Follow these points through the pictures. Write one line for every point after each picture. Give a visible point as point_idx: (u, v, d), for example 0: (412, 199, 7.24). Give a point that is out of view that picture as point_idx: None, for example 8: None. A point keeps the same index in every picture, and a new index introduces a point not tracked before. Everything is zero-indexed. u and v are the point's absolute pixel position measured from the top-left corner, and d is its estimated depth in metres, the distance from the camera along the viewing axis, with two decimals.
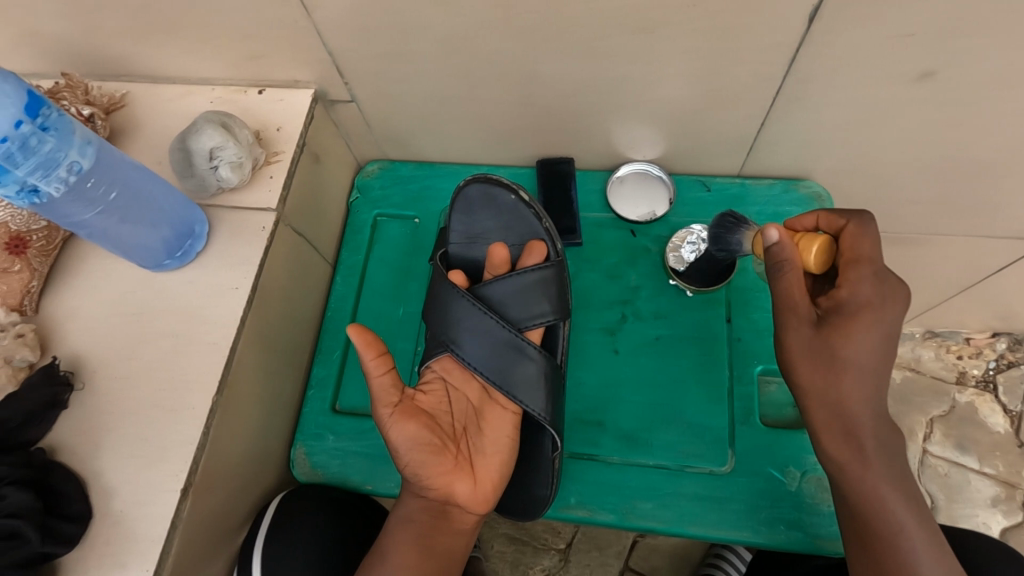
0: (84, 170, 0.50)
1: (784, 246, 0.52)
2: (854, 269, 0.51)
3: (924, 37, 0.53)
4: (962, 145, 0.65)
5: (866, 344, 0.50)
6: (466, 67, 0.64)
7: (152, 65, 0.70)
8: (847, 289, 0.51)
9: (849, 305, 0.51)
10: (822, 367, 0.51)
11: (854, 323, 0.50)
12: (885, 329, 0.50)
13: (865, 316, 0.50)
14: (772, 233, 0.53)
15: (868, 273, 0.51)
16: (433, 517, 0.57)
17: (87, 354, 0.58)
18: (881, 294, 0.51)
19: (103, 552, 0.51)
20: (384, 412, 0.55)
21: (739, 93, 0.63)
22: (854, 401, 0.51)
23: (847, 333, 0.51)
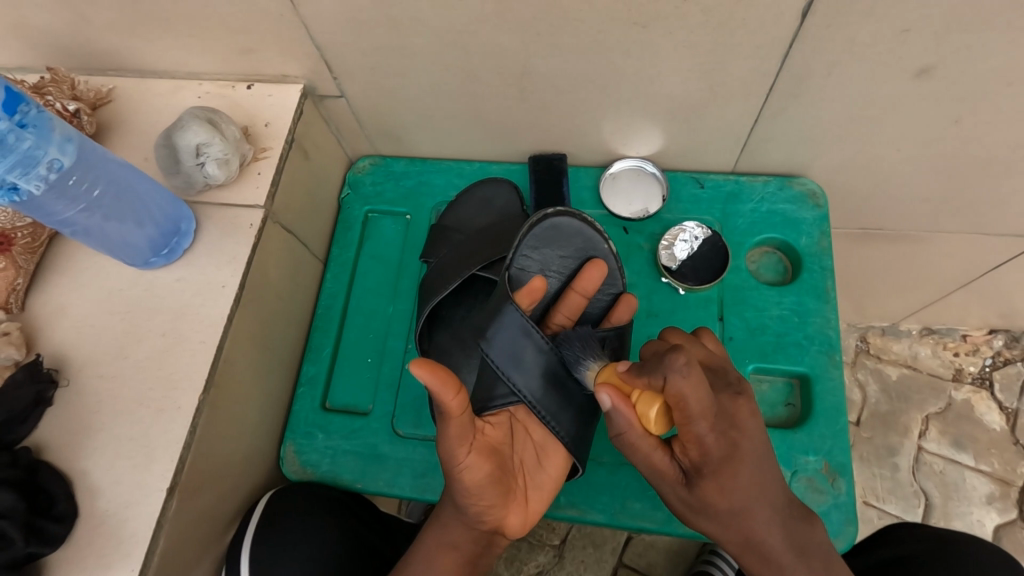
0: (64, 168, 0.49)
1: (619, 413, 0.49)
2: (693, 426, 0.45)
3: (921, 34, 0.52)
4: (957, 142, 0.64)
5: (725, 486, 0.48)
6: (457, 62, 0.63)
7: (140, 59, 0.70)
8: (701, 446, 0.47)
9: (706, 455, 0.48)
10: (711, 519, 0.51)
11: (719, 463, 0.48)
12: (711, 460, 0.48)
13: (729, 456, 0.48)
14: (603, 399, 0.49)
15: (708, 430, 0.45)
16: (476, 549, 0.55)
17: (74, 352, 0.58)
18: (729, 437, 0.47)
19: (90, 552, 0.51)
20: (460, 454, 0.50)
21: (733, 89, 0.63)
22: (716, 501, 0.49)
23: (716, 486, 0.49)
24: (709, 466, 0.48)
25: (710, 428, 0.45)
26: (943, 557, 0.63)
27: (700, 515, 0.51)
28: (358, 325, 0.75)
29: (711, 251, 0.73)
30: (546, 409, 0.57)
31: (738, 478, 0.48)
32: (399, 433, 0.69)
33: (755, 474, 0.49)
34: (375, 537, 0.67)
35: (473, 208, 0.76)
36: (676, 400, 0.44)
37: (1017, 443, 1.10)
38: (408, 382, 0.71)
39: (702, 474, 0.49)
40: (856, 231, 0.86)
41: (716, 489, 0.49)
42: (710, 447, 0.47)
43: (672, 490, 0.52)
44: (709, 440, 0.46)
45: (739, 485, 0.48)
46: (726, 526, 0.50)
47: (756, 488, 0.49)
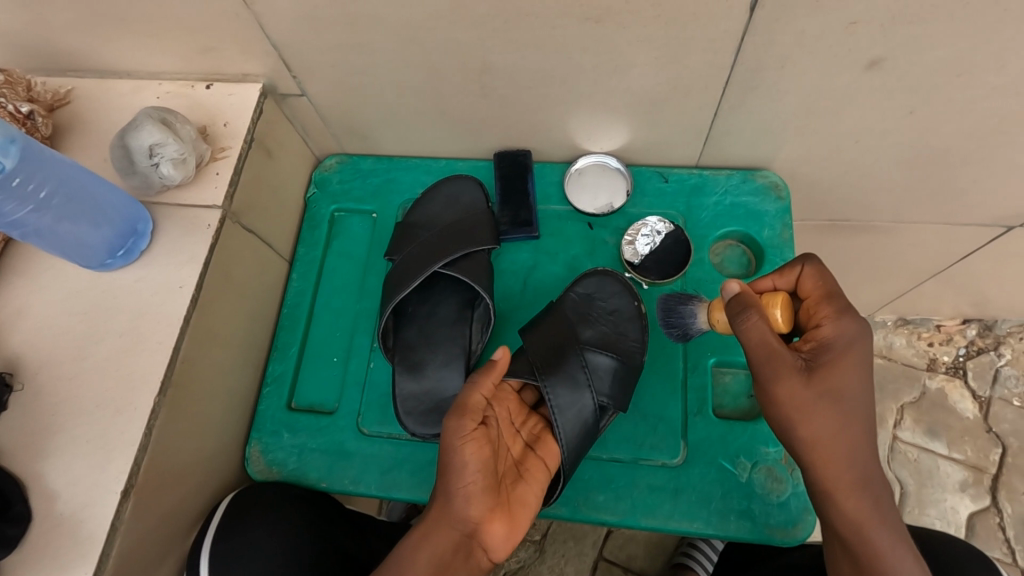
0: (8, 170, 0.48)
1: (741, 295, 0.55)
2: (831, 306, 0.55)
3: (869, 26, 0.52)
4: (914, 133, 0.65)
5: (842, 372, 0.53)
6: (416, 59, 0.63)
7: (98, 59, 0.69)
8: (830, 327, 0.54)
9: (834, 337, 0.54)
10: (825, 415, 0.53)
11: (849, 354, 0.53)
12: (846, 348, 0.53)
13: (854, 344, 0.54)
14: (733, 286, 0.56)
15: (845, 306, 0.54)
16: (453, 551, 0.55)
17: (29, 355, 0.58)
18: (863, 324, 0.54)
19: (45, 555, 0.51)
20: (465, 425, 0.55)
21: (690, 83, 0.63)
22: (844, 382, 0.53)
23: (829, 369, 0.53)
24: (835, 350, 0.53)
25: (842, 307, 0.54)
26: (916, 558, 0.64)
27: (810, 412, 0.53)
28: (325, 324, 0.74)
29: (675, 245, 0.74)
30: (554, 402, 0.63)
31: (851, 366, 0.53)
32: (365, 431, 0.69)
33: (857, 368, 0.54)
34: (340, 533, 0.67)
35: (438, 204, 0.76)
36: (812, 287, 0.57)
37: (991, 430, 1.11)
38: (374, 380, 0.71)
39: (819, 358, 0.54)
40: (824, 223, 0.87)
41: (829, 373, 0.53)
42: (849, 326, 0.54)
43: (786, 386, 0.53)
44: (846, 321, 0.54)
45: (849, 375, 0.53)
46: (830, 425, 0.53)
47: (843, 380, 0.53)
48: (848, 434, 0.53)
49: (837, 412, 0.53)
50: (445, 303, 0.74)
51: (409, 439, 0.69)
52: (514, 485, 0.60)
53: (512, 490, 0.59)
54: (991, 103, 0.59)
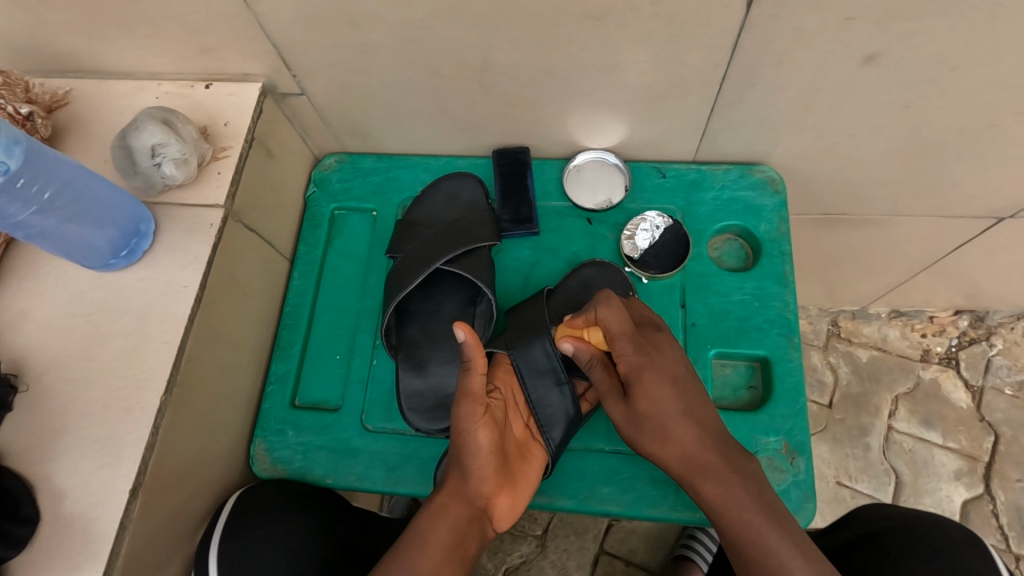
0: (12, 171, 0.48)
1: (581, 350, 0.62)
2: (619, 346, 0.60)
3: (864, 21, 0.53)
4: (908, 127, 0.66)
5: (650, 395, 0.60)
6: (415, 57, 0.64)
7: (97, 60, 0.69)
8: (627, 364, 0.61)
9: (630, 368, 0.61)
10: (651, 437, 0.60)
11: (646, 383, 0.60)
12: (673, 373, 0.61)
13: (648, 371, 0.60)
14: (568, 346, 0.62)
15: (630, 346, 0.60)
16: (467, 523, 0.57)
17: (33, 357, 0.58)
18: (647, 358, 0.60)
19: (54, 555, 0.51)
20: (469, 411, 0.57)
21: (689, 80, 0.64)
22: (645, 401, 0.60)
23: (643, 389, 0.60)
24: (633, 377, 0.60)
25: (634, 347, 0.60)
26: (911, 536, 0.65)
27: (640, 432, 0.60)
28: (328, 321, 0.75)
29: (673, 240, 0.75)
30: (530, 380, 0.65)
31: (654, 382, 0.60)
32: (370, 428, 0.70)
33: (670, 389, 0.60)
34: (346, 530, 0.67)
35: (439, 202, 0.77)
36: (612, 325, 0.61)
37: (984, 419, 1.13)
38: (378, 378, 0.72)
39: (632, 384, 0.60)
40: (820, 216, 0.88)
41: (642, 397, 0.60)
42: (632, 358, 0.60)
43: (617, 409, 0.62)
44: (636, 359, 0.60)
45: (659, 382, 0.60)
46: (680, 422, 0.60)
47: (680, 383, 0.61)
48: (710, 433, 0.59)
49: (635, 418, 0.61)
50: (447, 300, 0.75)
51: (413, 435, 0.69)
52: (517, 462, 0.61)
53: (517, 466, 0.61)
54: (984, 96, 0.60)
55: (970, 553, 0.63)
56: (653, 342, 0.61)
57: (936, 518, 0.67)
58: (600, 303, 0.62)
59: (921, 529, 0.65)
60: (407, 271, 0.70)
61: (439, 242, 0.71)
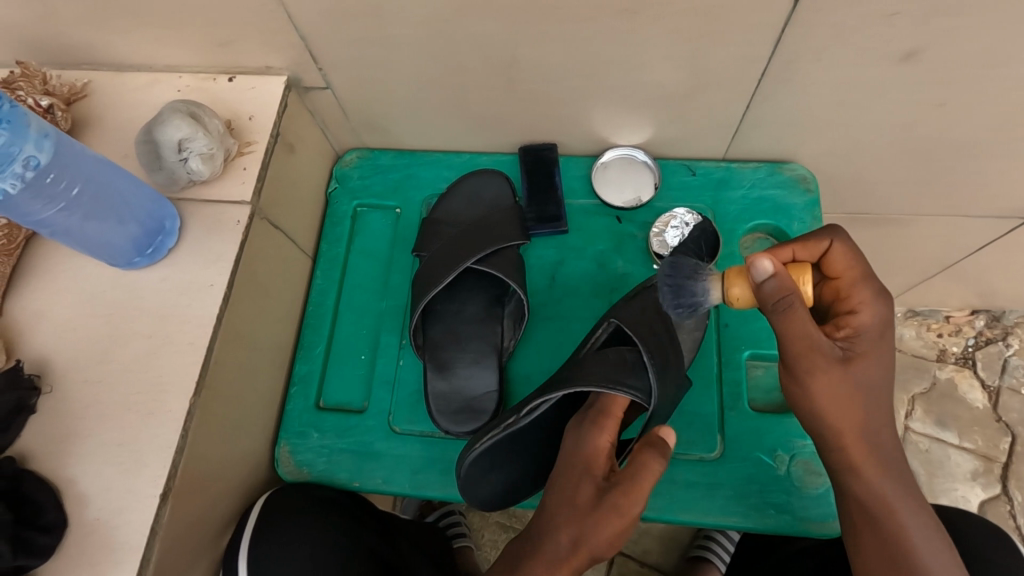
0: (42, 165, 0.47)
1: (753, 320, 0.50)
2: (861, 291, 0.53)
3: (912, 16, 0.52)
4: (945, 126, 0.64)
5: (870, 365, 0.53)
6: (443, 50, 0.62)
7: (113, 52, 0.67)
8: (868, 313, 0.53)
9: (868, 322, 0.53)
10: (843, 403, 0.53)
11: (864, 358, 0.53)
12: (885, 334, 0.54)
13: (880, 325, 0.54)
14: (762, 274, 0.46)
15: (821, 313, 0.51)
16: None
17: (55, 356, 0.56)
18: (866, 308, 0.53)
19: (81, 562, 0.50)
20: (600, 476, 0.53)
21: (723, 75, 0.62)
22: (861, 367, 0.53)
23: (866, 357, 0.53)
24: (863, 341, 0.53)
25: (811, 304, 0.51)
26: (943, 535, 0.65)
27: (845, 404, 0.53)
28: (350, 321, 0.73)
29: (702, 237, 0.71)
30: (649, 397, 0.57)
31: (882, 349, 0.54)
32: (395, 430, 0.68)
33: (880, 358, 0.54)
34: (370, 535, 0.66)
35: (464, 199, 0.75)
36: (847, 270, 0.54)
37: (1000, 420, 1.12)
38: (403, 379, 0.70)
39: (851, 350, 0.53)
40: (845, 216, 0.86)
41: (863, 364, 0.53)
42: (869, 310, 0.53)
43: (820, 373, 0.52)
44: (883, 304, 0.53)
45: (877, 366, 0.53)
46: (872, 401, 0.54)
47: (884, 355, 0.54)
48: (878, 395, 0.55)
49: (847, 407, 0.53)
50: (473, 299, 0.73)
51: (440, 438, 0.68)
52: None
53: None
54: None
55: (999, 550, 0.62)
56: (879, 293, 0.54)
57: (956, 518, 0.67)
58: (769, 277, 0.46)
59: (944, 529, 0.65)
60: (432, 270, 0.68)
61: (463, 240, 0.69)
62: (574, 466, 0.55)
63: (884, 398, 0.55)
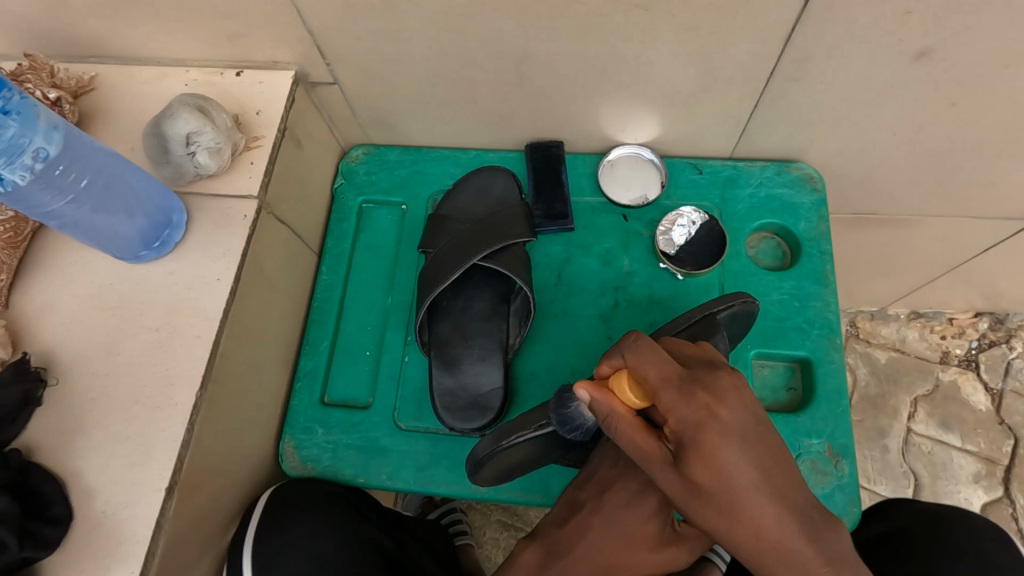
0: (51, 157, 0.47)
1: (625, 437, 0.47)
2: (661, 395, 0.43)
3: (924, 14, 0.52)
4: (953, 125, 0.64)
5: (706, 464, 0.40)
6: (452, 46, 0.62)
7: (121, 44, 0.67)
8: (674, 415, 0.42)
9: (681, 424, 0.42)
10: (714, 511, 0.41)
11: (704, 454, 0.41)
12: (753, 426, 0.41)
13: (708, 424, 0.41)
14: (583, 394, 0.49)
15: (674, 393, 0.43)
16: None
17: (62, 349, 0.56)
18: (695, 403, 0.42)
19: (86, 555, 0.49)
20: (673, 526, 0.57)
21: (732, 73, 0.62)
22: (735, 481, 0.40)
23: (699, 463, 0.41)
24: (687, 437, 0.42)
25: (678, 398, 0.43)
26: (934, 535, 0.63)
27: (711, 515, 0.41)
28: (355, 317, 0.73)
29: (709, 236, 0.73)
30: None
31: (727, 446, 0.40)
32: (401, 426, 0.68)
33: (744, 448, 0.40)
34: (378, 534, 0.66)
35: (470, 196, 0.75)
36: (648, 371, 0.45)
37: (1003, 422, 1.12)
38: (408, 375, 0.70)
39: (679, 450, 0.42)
40: (850, 216, 0.86)
41: (699, 470, 0.41)
42: (683, 412, 0.42)
43: (666, 481, 0.44)
44: (682, 404, 0.42)
45: (725, 468, 0.40)
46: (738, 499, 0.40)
47: (764, 444, 0.41)
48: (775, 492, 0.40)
49: (729, 523, 0.41)
50: (479, 296, 0.73)
51: (445, 435, 0.68)
52: None
53: None
54: None
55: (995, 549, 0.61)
56: (711, 385, 0.42)
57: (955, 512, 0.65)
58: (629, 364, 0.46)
59: (944, 526, 0.63)
60: (441, 267, 0.68)
61: (469, 235, 0.69)
62: (646, 502, 0.56)
63: (798, 493, 0.40)
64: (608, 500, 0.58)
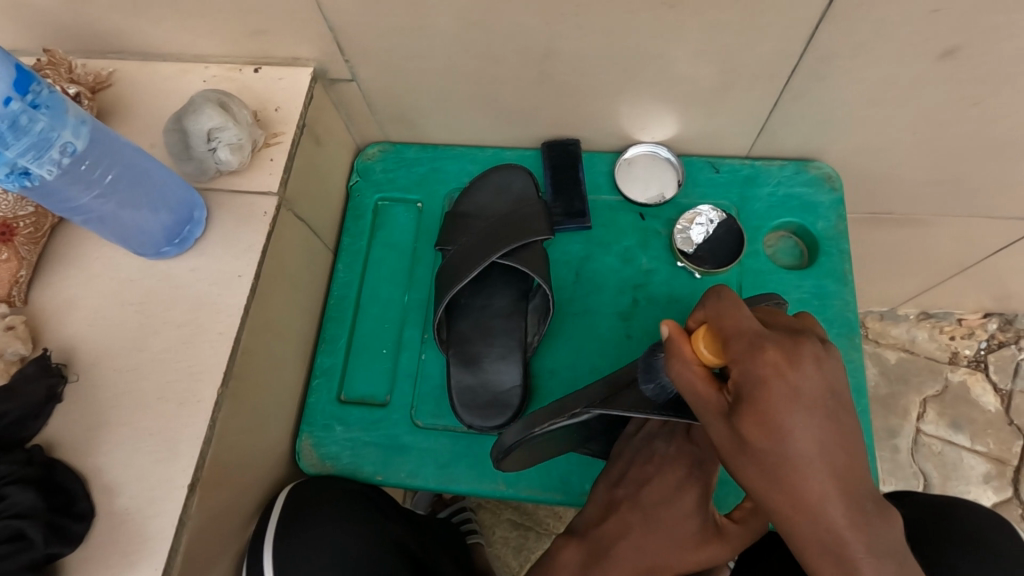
0: (78, 152, 0.47)
1: (684, 382, 0.45)
2: (732, 345, 0.42)
3: (952, 13, 0.52)
4: (973, 125, 0.64)
5: (769, 422, 0.39)
6: (476, 43, 0.62)
7: (140, 40, 0.67)
8: (740, 368, 0.41)
9: (745, 378, 0.40)
10: (765, 475, 0.40)
11: (771, 411, 0.39)
12: (825, 398, 0.40)
13: (773, 383, 0.39)
14: (663, 328, 0.46)
15: (753, 346, 0.41)
16: None
17: (83, 345, 0.56)
18: (773, 363, 0.40)
19: (110, 551, 0.49)
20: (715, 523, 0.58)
21: (755, 71, 0.62)
22: (796, 442, 0.39)
23: (754, 419, 0.40)
24: (748, 397, 0.40)
25: (753, 349, 0.41)
26: (942, 525, 0.61)
27: (768, 480, 0.40)
28: (373, 315, 0.73)
29: (727, 235, 0.73)
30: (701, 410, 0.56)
31: (791, 413, 0.39)
32: (419, 424, 0.68)
33: (811, 414, 0.39)
34: (399, 531, 0.66)
35: (489, 194, 0.75)
36: (726, 321, 0.43)
37: (1012, 423, 1.12)
38: (426, 373, 0.70)
39: (742, 403, 0.40)
40: (864, 216, 0.86)
41: (755, 426, 0.40)
42: (756, 370, 0.40)
43: (715, 428, 0.43)
44: (751, 361, 0.40)
45: (788, 427, 0.39)
46: (808, 460, 0.39)
47: (833, 422, 0.40)
48: (829, 458, 0.39)
49: (769, 481, 0.40)
50: (499, 294, 0.73)
51: (464, 433, 0.67)
52: None
53: None
54: None
55: (999, 534, 0.60)
56: (790, 347, 0.41)
57: (956, 501, 0.64)
58: (719, 303, 0.44)
59: (950, 514, 0.62)
60: (461, 265, 0.68)
61: (489, 232, 0.69)
62: (687, 495, 0.59)
63: (860, 482, 0.40)
64: (648, 495, 0.61)
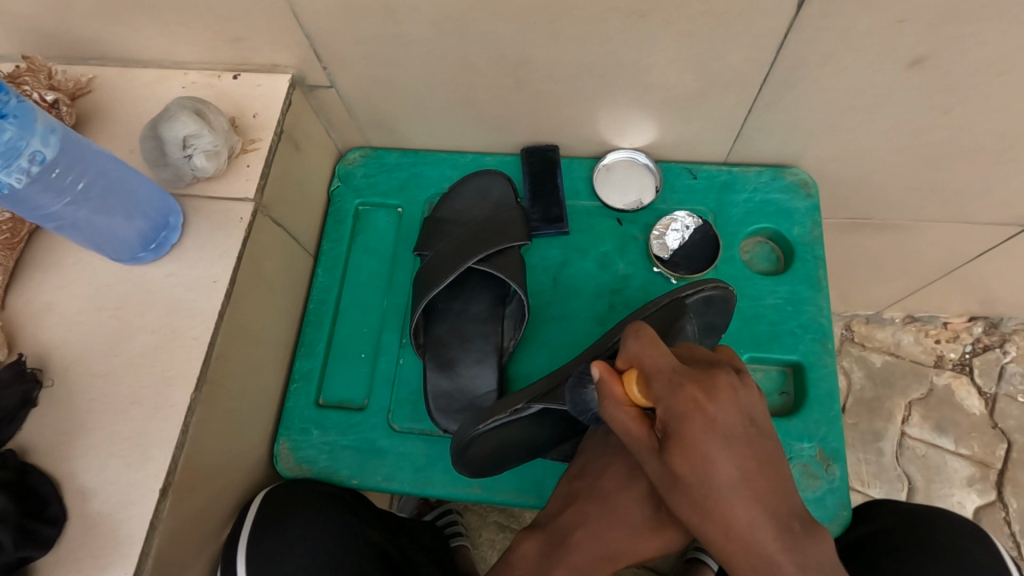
0: (48, 160, 0.48)
1: (620, 422, 0.46)
2: (654, 385, 0.43)
3: (917, 24, 0.52)
4: (945, 133, 0.65)
5: (689, 459, 0.41)
6: (450, 51, 0.62)
7: (120, 47, 0.67)
8: (662, 405, 0.42)
9: (669, 414, 0.42)
10: (693, 508, 0.42)
11: (688, 449, 0.41)
12: (740, 424, 0.41)
13: (694, 418, 0.41)
14: (596, 372, 0.48)
15: (668, 389, 0.42)
16: None
17: (59, 350, 0.56)
18: (688, 400, 0.41)
19: (82, 554, 0.50)
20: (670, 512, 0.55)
21: (727, 79, 0.63)
22: (721, 480, 0.40)
23: (681, 456, 0.41)
24: (672, 434, 0.42)
25: (672, 386, 0.42)
26: (912, 530, 0.62)
27: (706, 516, 0.42)
28: (351, 320, 0.74)
29: (703, 241, 0.73)
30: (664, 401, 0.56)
31: (711, 444, 0.40)
32: (396, 428, 0.69)
33: (730, 448, 0.40)
34: (374, 534, 0.66)
35: (467, 200, 0.76)
36: (647, 361, 0.44)
37: (996, 426, 1.12)
38: (404, 378, 0.71)
39: (669, 440, 0.42)
40: (845, 221, 0.87)
41: (680, 461, 0.41)
42: (674, 404, 0.42)
43: (649, 463, 0.45)
44: (672, 396, 0.42)
45: (714, 465, 0.40)
46: (731, 499, 0.41)
47: (751, 450, 0.41)
48: (756, 487, 0.41)
49: (700, 514, 0.42)
50: (476, 299, 0.74)
51: (440, 437, 0.68)
52: None
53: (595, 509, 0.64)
54: None
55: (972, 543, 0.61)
56: (706, 380, 0.42)
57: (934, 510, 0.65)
58: (635, 343, 0.45)
59: (923, 521, 0.63)
60: (436, 270, 0.68)
61: (465, 237, 0.69)
62: (646, 480, 0.57)
63: (783, 502, 0.42)
64: (608, 484, 0.59)
